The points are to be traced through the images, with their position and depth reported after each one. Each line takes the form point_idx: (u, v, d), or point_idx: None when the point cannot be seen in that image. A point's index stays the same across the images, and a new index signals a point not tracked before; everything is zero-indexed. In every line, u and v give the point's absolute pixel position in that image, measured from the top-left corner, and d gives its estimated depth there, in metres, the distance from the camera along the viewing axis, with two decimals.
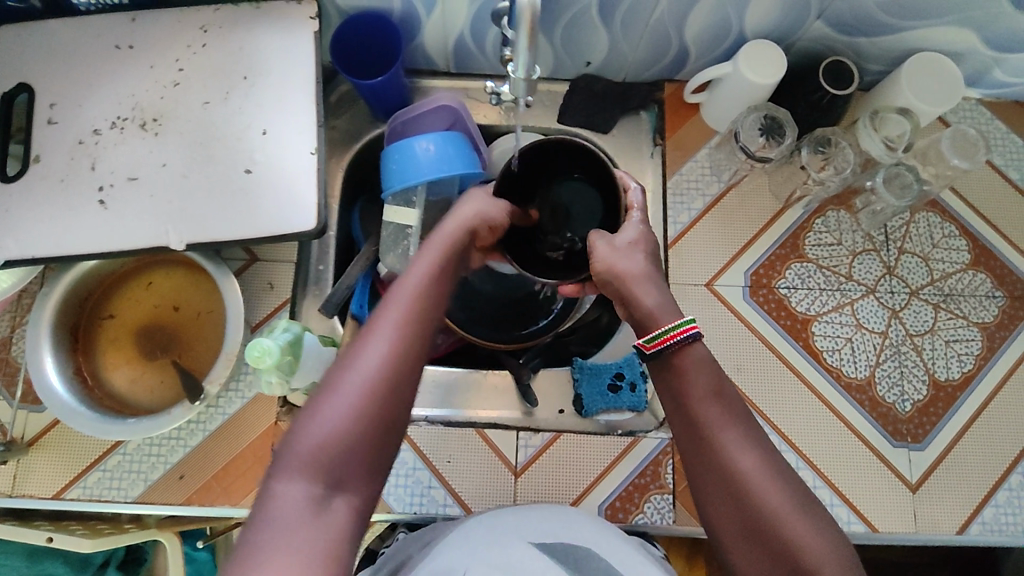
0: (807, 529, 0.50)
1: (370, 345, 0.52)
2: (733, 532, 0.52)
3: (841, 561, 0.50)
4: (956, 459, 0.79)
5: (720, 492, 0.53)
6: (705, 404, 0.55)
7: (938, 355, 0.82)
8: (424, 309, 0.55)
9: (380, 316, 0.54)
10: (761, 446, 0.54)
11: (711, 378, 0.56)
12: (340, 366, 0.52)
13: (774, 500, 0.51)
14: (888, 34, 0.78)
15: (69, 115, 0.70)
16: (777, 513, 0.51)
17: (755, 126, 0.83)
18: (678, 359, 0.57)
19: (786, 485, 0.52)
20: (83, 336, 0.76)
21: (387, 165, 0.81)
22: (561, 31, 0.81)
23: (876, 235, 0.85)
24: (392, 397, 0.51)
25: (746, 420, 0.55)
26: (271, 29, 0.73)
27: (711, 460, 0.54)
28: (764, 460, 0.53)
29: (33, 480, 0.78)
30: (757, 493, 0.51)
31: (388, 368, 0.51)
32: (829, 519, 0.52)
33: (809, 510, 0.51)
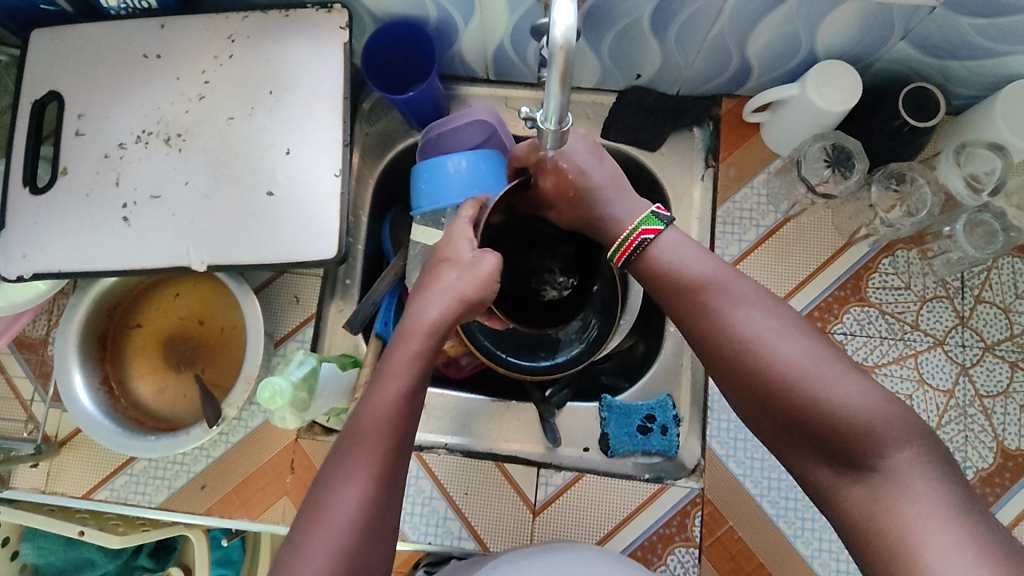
0: (834, 382, 0.47)
1: (342, 490, 0.49)
2: (751, 407, 0.50)
3: (881, 408, 0.46)
4: (1021, 536, 0.72)
5: (733, 370, 0.50)
6: (703, 282, 0.54)
7: (1010, 420, 0.74)
8: (397, 442, 0.52)
9: (354, 452, 0.51)
10: (771, 310, 0.51)
11: (692, 261, 0.55)
12: (311, 517, 0.49)
13: (786, 357, 0.48)
14: (986, 59, 0.68)
15: (98, 127, 0.69)
16: (792, 369, 0.48)
17: (819, 157, 0.76)
18: (654, 253, 0.57)
19: (808, 346, 0.49)
20: (111, 344, 0.76)
21: (417, 184, 0.77)
22: (609, 41, 0.74)
23: (950, 281, 0.76)
24: (370, 542, 0.49)
25: (751, 290, 0.53)
26: (299, 38, 0.69)
27: (716, 340, 0.52)
28: (773, 323, 0.50)
29: (63, 480, 0.79)
30: (766, 356, 0.49)
31: (367, 510, 0.49)
32: (857, 369, 0.48)
33: (832, 362, 0.48)
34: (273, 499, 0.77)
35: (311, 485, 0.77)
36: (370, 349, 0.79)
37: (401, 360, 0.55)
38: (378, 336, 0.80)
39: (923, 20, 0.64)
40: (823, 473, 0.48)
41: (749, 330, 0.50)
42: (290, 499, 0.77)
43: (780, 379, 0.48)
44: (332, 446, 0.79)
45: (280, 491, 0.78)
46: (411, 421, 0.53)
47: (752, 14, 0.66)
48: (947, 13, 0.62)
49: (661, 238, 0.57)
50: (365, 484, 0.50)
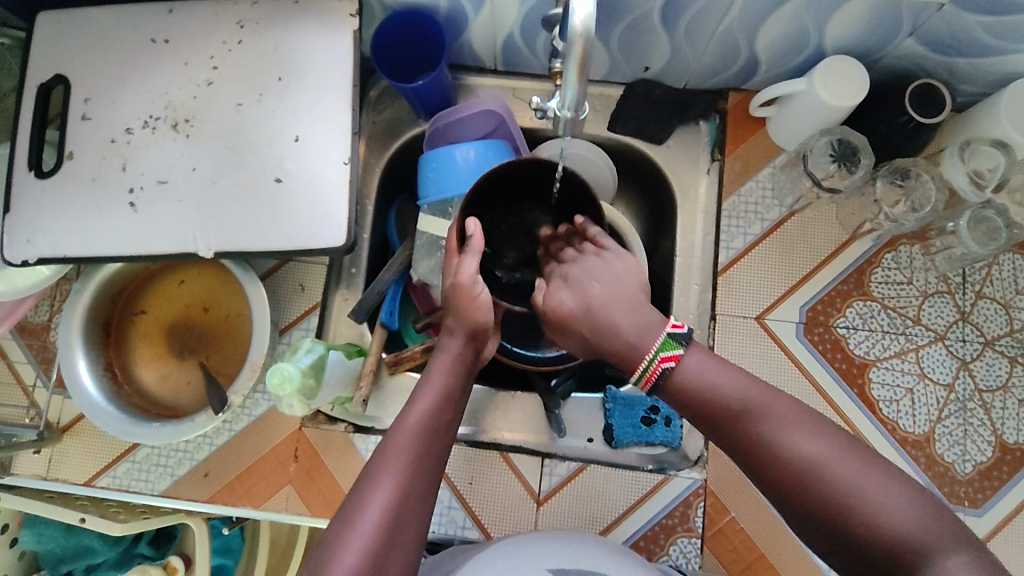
0: (890, 503, 0.44)
1: (374, 492, 0.50)
2: (816, 534, 0.47)
3: (945, 528, 0.43)
4: (1018, 529, 0.73)
5: (786, 490, 0.47)
6: (740, 402, 0.51)
7: (1009, 414, 0.75)
8: (426, 455, 0.53)
9: (377, 461, 0.52)
10: (817, 428, 0.48)
11: (727, 378, 0.52)
12: (340, 522, 0.49)
13: (842, 481, 0.45)
14: (992, 56, 0.68)
15: (104, 112, 0.68)
16: (846, 496, 0.45)
17: (825, 151, 0.77)
18: (682, 376, 0.53)
19: (866, 466, 0.46)
20: (115, 330, 0.76)
21: (425, 173, 0.77)
22: (619, 33, 0.74)
23: (952, 277, 0.77)
24: (395, 551, 0.49)
25: (789, 406, 0.50)
26: (309, 27, 0.69)
27: (769, 467, 0.48)
28: (820, 441, 0.47)
29: (66, 466, 0.79)
30: (819, 479, 0.46)
31: (394, 516, 0.49)
32: (905, 478, 0.46)
33: (882, 477, 0.45)
34: (276, 487, 0.77)
35: (315, 474, 0.78)
36: (375, 339, 0.79)
37: (432, 379, 0.57)
38: (383, 325, 0.80)
39: (931, 16, 0.64)
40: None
41: (800, 448, 0.47)
42: (294, 487, 0.77)
43: (835, 502, 0.45)
44: (336, 434, 0.79)
45: (284, 479, 0.78)
46: (440, 441, 0.55)
47: (761, 9, 0.67)
48: (956, 10, 0.63)
49: (691, 355, 0.53)
50: (395, 489, 0.50)
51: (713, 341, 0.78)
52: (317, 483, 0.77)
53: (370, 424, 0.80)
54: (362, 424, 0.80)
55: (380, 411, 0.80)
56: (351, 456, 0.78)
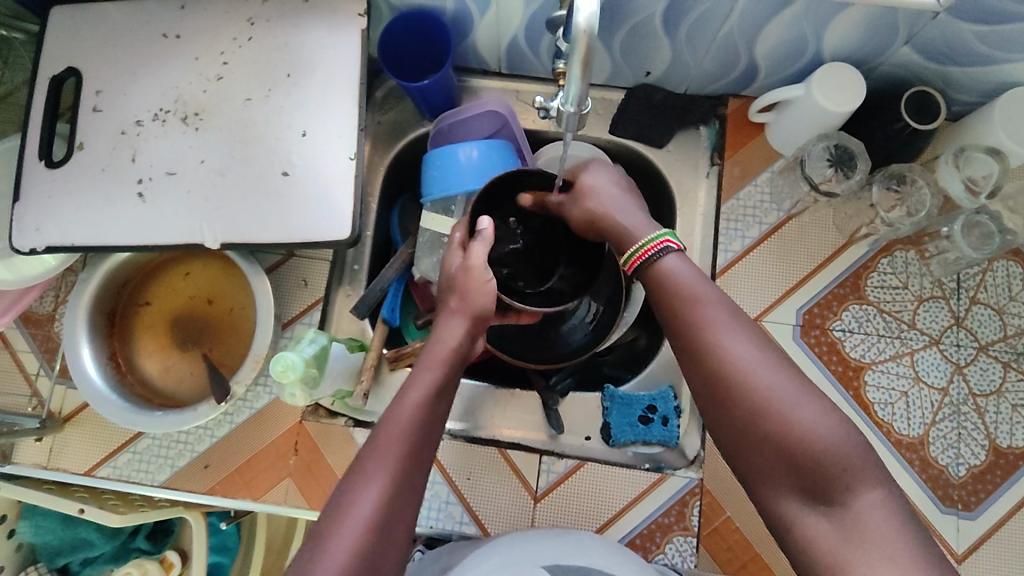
0: (811, 417, 0.48)
1: (366, 485, 0.50)
2: (729, 426, 0.51)
3: (855, 456, 0.48)
4: (1010, 532, 0.73)
5: (716, 391, 0.51)
6: (697, 301, 0.55)
7: (1002, 419, 0.76)
8: (418, 447, 0.53)
9: (372, 454, 0.52)
10: (757, 339, 0.52)
11: (697, 281, 0.56)
12: (335, 514, 0.49)
13: (770, 381, 0.50)
14: (986, 65, 0.70)
15: (115, 104, 0.70)
16: (773, 394, 0.49)
17: (822, 157, 0.78)
18: (662, 267, 0.58)
19: (792, 380, 0.50)
20: (120, 320, 0.77)
21: (428, 171, 0.78)
22: (621, 38, 0.75)
23: (946, 282, 0.78)
24: (388, 543, 0.49)
25: (740, 316, 0.54)
26: (318, 25, 0.71)
27: (703, 360, 0.52)
28: (759, 351, 0.52)
29: (66, 456, 0.79)
30: (750, 382, 0.50)
31: (385, 513, 0.50)
32: (832, 403, 0.50)
33: (808, 392, 0.50)
34: (276, 480, 0.78)
35: (314, 467, 0.78)
36: (375, 335, 0.80)
37: (423, 372, 0.58)
38: (385, 321, 0.81)
39: (926, 25, 0.66)
40: (786, 499, 0.49)
41: (734, 347, 0.52)
42: (293, 480, 0.78)
43: (756, 401, 0.49)
44: (336, 428, 0.79)
45: (283, 472, 0.78)
46: (432, 433, 0.55)
47: (760, 16, 0.68)
48: (950, 19, 0.64)
49: (674, 253, 0.59)
50: (388, 483, 0.51)
51: None
52: (316, 477, 0.78)
53: (368, 418, 0.81)
54: (360, 418, 0.80)
55: (378, 407, 0.81)
56: (350, 451, 0.79)
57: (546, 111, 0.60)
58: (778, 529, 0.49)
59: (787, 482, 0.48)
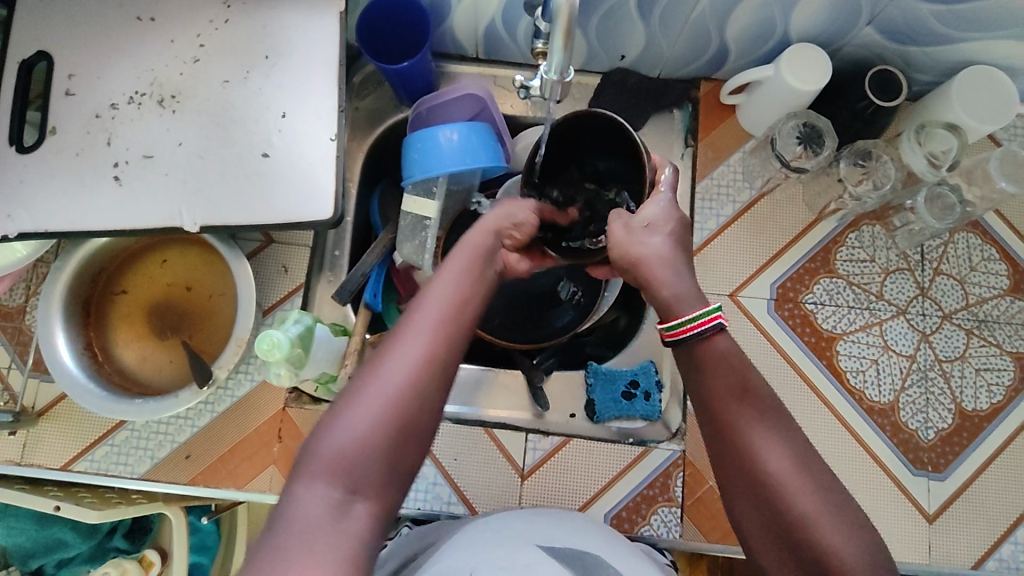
0: (849, 542, 0.46)
1: (404, 341, 0.50)
2: (766, 541, 0.48)
3: None
4: (977, 491, 0.77)
5: (752, 500, 0.49)
6: (733, 398, 0.51)
7: (967, 383, 0.79)
8: (459, 321, 0.52)
9: (409, 320, 0.51)
10: (797, 453, 0.49)
11: (738, 373, 0.52)
12: (366, 372, 0.49)
13: (809, 502, 0.47)
14: (942, 44, 0.73)
15: (89, 87, 0.69)
16: (811, 514, 0.47)
17: (791, 135, 0.80)
18: (707, 350, 0.53)
19: (830, 500, 0.47)
20: (95, 310, 0.75)
21: (409, 154, 0.79)
22: (596, 23, 0.77)
23: (911, 254, 0.82)
24: (420, 405, 0.48)
25: (780, 420, 0.50)
26: (296, 9, 0.71)
27: (742, 467, 0.49)
28: (800, 464, 0.48)
29: (41, 451, 0.77)
30: (787, 499, 0.47)
31: (420, 372, 0.49)
32: (870, 524, 0.47)
33: (851, 513, 0.47)
34: (260, 467, 0.77)
35: None
36: (358, 320, 0.79)
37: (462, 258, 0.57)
38: (368, 306, 0.80)
39: (887, 5, 0.69)
40: None
41: (773, 459, 0.48)
42: (278, 467, 0.77)
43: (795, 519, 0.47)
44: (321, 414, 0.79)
45: (267, 459, 0.77)
46: (473, 311, 0.54)
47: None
48: None
49: (720, 335, 0.53)
50: (423, 347, 0.50)
51: None
52: None
53: None
54: None
55: None
56: None
57: (524, 90, 0.62)
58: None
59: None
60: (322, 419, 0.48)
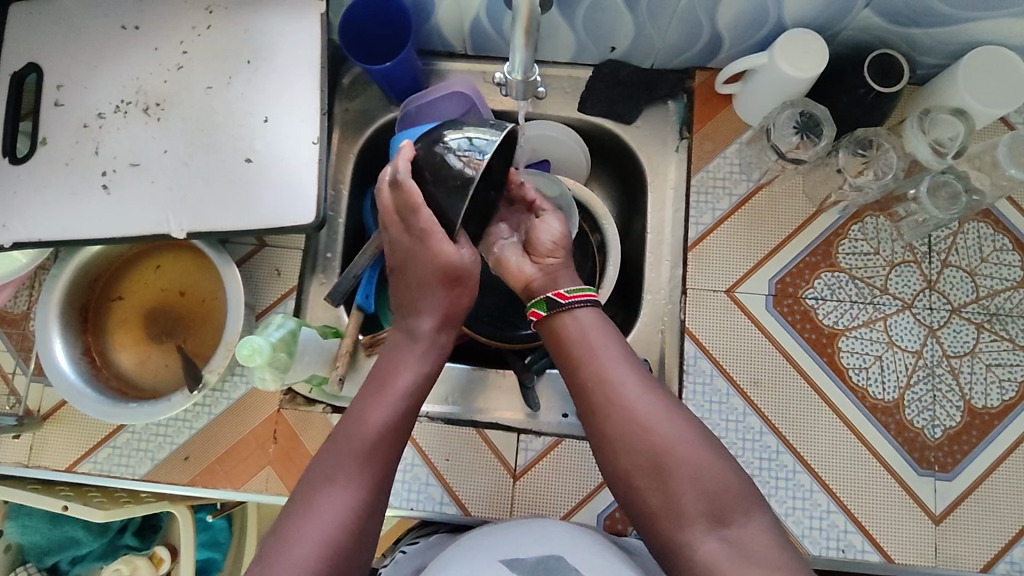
0: (712, 463, 0.56)
1: (331, 493, 0.57)
2: (640, 476, 0.56)
3: (747, 494, 0.55)
4: (987, 491, 0.74)
5: (625, 435, 0.57)
6: (601, 351, 0.60)
7: (977, 379, 0.76)
8: (377, 454, 0.59)
9: (341, 459, 0.59)
10: (655, 388, 0.59)
11: (604, 330, 0.62)
12: (300, 515, 0.56)
13: (675, 432, 0.56)
14: (946, 25, 0.70)
15: (77, 97, 0.70)
16: (680, 440, 0.56)
17: (788, 124, 0.77)
18: (579, 311, 0.63)
19: (688, 427, 0.57)
20: (93, 316, 0.77)
21: (397, 154, 0.78)
22: (583, 14, 0.75)
23: (917, 246, 0.79)
24: (352, 545, 0.55)
25: (639, 368, 0.60)
26: (276, 13, 0.71)
27: (617, 408, 0.58)
28: (664, 404, 0.58)
29: (47, 453, 0.79)
30: (656, 435, 0.56)
31: (352, 515, 0.56)
32: (724, 448, 0.57)
33: (707, 440, 0.57)
34: (256, 468, 0.78)
35: (294, 454, 0.78)
36: (351, 321, 0.79)
37: (380, 376, 0.64)
38: (360, 307, 0.81)
39: None
40: (694, 532, 0.54)
41: (639, 396, 0.58)
42: (273, 468, 0.78)
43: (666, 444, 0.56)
44: (315, 416, 0.79)
45: (263, 460, 0.78)
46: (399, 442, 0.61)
47: None
48: None
49: (592, 304, 0.63)
50: (354, 488, 0.57)
51: (685, 314, 0.79)
52: (296, 464, 0.78)
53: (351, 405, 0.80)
54: (341, 405, 0.80)
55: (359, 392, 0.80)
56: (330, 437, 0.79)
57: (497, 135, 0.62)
58: (679, 565, 0.54)
59: (696, 520, 0.54)
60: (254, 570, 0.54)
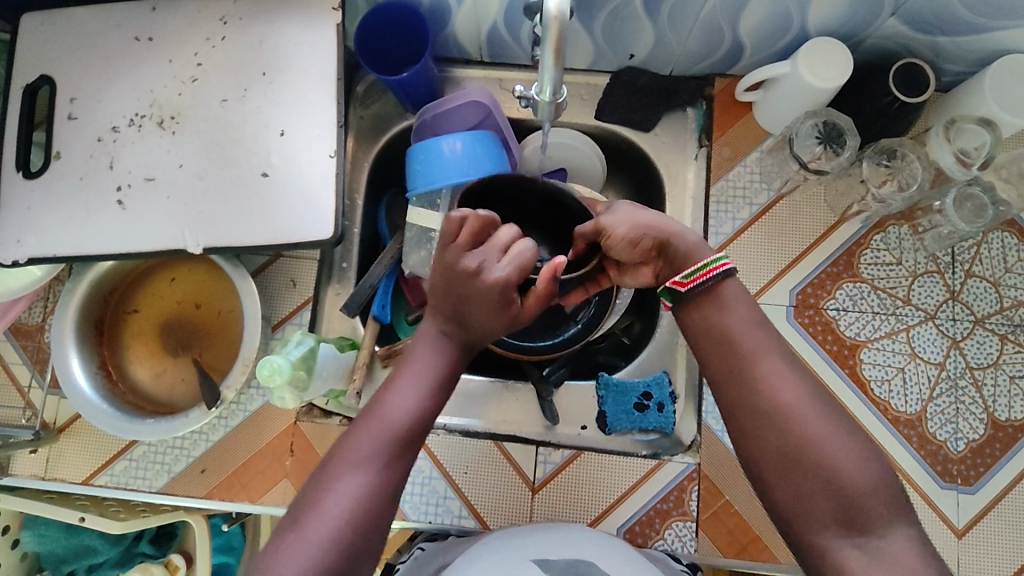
0: (853, 464, 0.49)
1: (340, 484, 0.50)
2: (769, 461, 0.50)
3: (887, 500, 0.48)
4: (1009, 505, 0.73)
5: (760, 429, 0.51)
6: (745, 331, 0.54)
7: (1000, 392, 0.75)
8: (403, 441, 0.53)
9: (359, 445, 0.52)
10: (799, 379, 0.52)
11: (747, 311, 0.55)
12: (311, 502, 0.50)
13: (814, 429, 0.50)
14: (975, 34, 0.69)
15: (90, 111, 0.69)
16: (819, 441, 0.49)
17: (810, 134, 0.76)
18: (719, 288, 0.56)
19: (829, 424, 0.50)
20: (108, 329, 0.77)
21: (412, 165, 0.77)
22: (602, 21, 0.74)
23: (941, 256, 0.78)
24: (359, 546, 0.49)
25: (779, 346, 0.54)
26: (292, 23, 0.69)
27: (751, 394, 0.52)
28: (804, 394, 0.51)
29: (63, 466, 0.79)
30: (799, 426, 0.50)
31: (364, 508, 0.50)
32: (871, 450, 0.50)
33: (850, 438, 0.50)
34: (273, 482, 0.77)
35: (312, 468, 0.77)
36: (368, 332, 0.79)
37: (429, 350, 0.57)
38: (376, 318, 0.80)
39: None
40: (829, 538, 0.48)
41: (778, 391, 0.51)
42: (290, 481, 0.77)
43: (800, 443, 0.49)
44: (331, 428, 0.78)
45: (281, 473, 0.77)
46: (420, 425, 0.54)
47: None
48: None
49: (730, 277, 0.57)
50: (366, 484, 0.51)
51: None
52: None
53: None
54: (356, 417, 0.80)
55: None
56: None
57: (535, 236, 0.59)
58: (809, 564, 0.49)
59: (826, 525, 0.48)
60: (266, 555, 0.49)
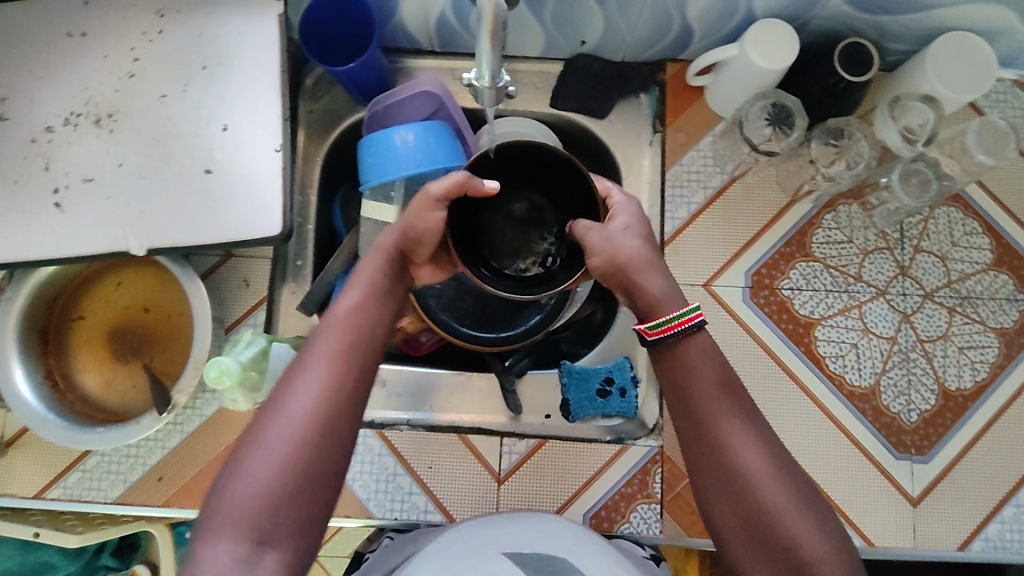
0: (809, 526, 0.52)
1: (294, 394, 0.52)
2: (732, 518, 0.54)
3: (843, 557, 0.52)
4: (961, 472, 0.75)
5: (723, 488, 0.54)
6: (711, 399, 0.56)
7: (950, 362, 0.77)
8: (356, 348, 0.56)
9: (309, 358, 0.54)
10: (765, 444, 0.55)
11: (718, 370, 0.57)
12: (266, 415, 0.52)
13: (774, 492, 0.53)
14: (914, 12, 0.70)
15: (22, 110, 0.66)
16: (778, 501, 0.52)
17: (760, 116, 0.77)
18: (688, 348, 0.57)
19: (788, 484, 0.53)
20: (53, 337, 0.74)
21: (364, 158, 0.76)
22: (551, 8, 0.73)
23: (890, 233, 0.79)
24: (317, 455, 0.51)
25: (749, 414, 0.56)
26: (233, 15, 0.68)
27: (716, 457, 0.54)
28: (768, 457, 0.54)
29: (12, 481, 0.76)
30: (761, 488, 0.53)
31: (319, 418, 0.52)
32: (828, 512, 0.53)
33: (810, 501, 0.53)
34: None
35: None
36: None
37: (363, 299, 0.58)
38: None
39: None
40: None
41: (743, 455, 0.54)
42: None
43: (762, 503, 0.52)
44: None
45: None
46: (370, 336, 0.57)
47: None
48: None
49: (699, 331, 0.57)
50: (319, 392, 0.52)
51: None
52: None
53: None
54: None
55: None
56: None
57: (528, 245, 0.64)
58: None
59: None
60: (226, 467, 0.51)
